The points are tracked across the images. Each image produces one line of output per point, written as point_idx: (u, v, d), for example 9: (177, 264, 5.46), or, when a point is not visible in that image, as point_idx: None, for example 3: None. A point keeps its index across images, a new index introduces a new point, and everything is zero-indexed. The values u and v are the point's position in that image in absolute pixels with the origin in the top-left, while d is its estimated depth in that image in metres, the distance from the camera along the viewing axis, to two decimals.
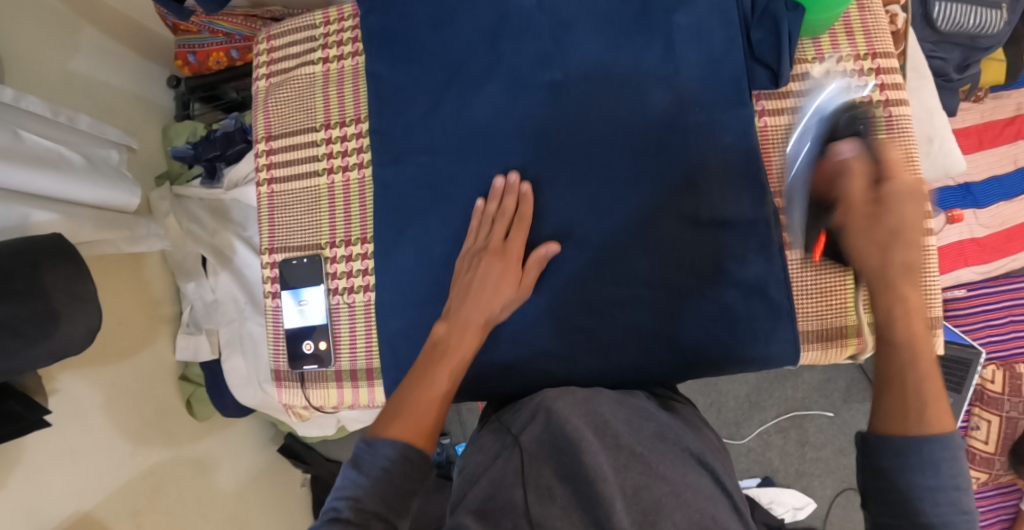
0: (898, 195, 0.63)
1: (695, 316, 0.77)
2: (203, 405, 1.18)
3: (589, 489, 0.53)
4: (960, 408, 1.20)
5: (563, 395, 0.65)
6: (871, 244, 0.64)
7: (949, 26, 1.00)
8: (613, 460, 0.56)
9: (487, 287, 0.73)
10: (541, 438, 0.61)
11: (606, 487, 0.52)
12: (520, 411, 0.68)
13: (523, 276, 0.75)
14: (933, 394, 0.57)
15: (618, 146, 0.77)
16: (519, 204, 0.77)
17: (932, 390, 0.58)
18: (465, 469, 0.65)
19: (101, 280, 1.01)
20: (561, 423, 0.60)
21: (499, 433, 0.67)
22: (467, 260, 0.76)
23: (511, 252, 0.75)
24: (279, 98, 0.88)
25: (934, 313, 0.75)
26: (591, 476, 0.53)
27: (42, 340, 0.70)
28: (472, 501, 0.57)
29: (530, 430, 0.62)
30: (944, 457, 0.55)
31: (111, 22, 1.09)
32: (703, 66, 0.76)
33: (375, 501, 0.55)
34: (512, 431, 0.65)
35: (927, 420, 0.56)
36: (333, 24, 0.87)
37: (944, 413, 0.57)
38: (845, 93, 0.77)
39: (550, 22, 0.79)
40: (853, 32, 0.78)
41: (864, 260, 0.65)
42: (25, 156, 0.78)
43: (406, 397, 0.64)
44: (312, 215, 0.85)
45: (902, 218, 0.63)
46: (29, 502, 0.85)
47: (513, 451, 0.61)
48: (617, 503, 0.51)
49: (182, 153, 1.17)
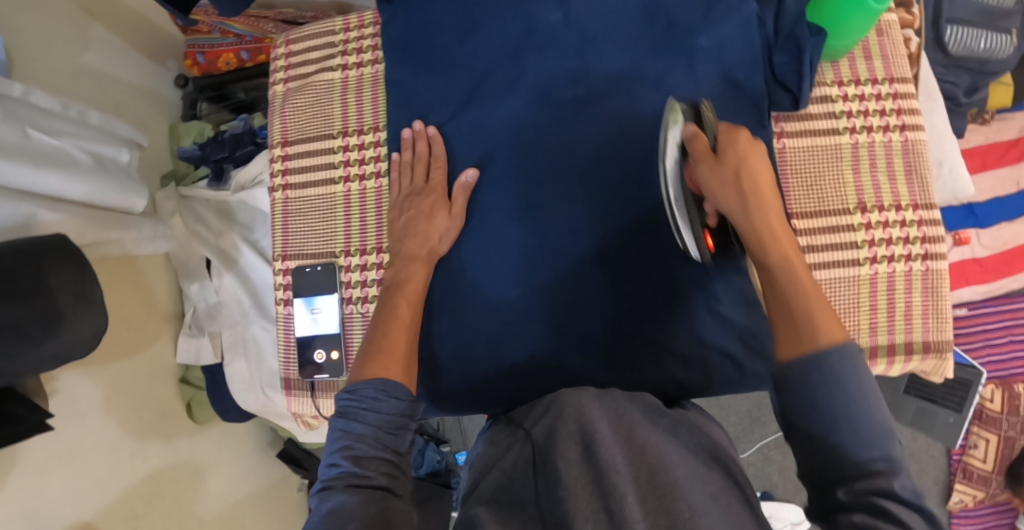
0: (732, 151, 0.63)
1: (711, 334, 0.77)
2: (203, 409, 1.17)
3: (600, 481, 0.52)
4: (960, 427, 1.20)
5: (575, 390, 0.64)
6: (723, 187, 0.63)
7: (960, 49, 1.01)
8: (627, 449, 0.54)
9: (426, 220, 0.77)
10: (550, 428, 0.60)
11: (618, 479, 0.51)
12: (534, 405, 0.68)
13: (452, 205, 0.79)
14: (811, 311, 0.58)
15: (637, 163, 0.77)
16: (430, 147, 0.81)
17: (805, 308, 0.58)
18: (477, 463, 0.66)
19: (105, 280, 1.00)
20: (569, 415, 0.59)
21: (512, 427, 0.67)
22: (399, 205, 0.79)
23: (436, 185, 0.79)
24: (296, 103, 0.87)
25: (945, 338, 0.75)
26: (602, 469, 0.52)
27: (48, 341, 0.68)
28: (485, 491, 0.58)
29: (542, 424, 0.62)
30: (843, 372, 0.53)
31: (120, 19, 1.08)
32: (723, 86, 0.77)
33: (375, 442, 0.59)
34: (524, 424, 0.65)
35: (820, 334, 0.56)
36: (353, 31, 0.87)
37: (834, 323, 0.57)
38: (863, 118, 0.77)
39: (573, 37, 0.79)
40: (872, 57, 0.79)
41: (736, 216, 0.63)
42: (34, 155, 0.76)
43: (379, 338, 0.69)
44: (328, 223, 0.85)
45: (743, 162, 0.63)
46: (25, 505, 0.83)
47: (524, 444, 0.61)
48: (629, 496, 0.49)
49: (189, 154, 1.14)
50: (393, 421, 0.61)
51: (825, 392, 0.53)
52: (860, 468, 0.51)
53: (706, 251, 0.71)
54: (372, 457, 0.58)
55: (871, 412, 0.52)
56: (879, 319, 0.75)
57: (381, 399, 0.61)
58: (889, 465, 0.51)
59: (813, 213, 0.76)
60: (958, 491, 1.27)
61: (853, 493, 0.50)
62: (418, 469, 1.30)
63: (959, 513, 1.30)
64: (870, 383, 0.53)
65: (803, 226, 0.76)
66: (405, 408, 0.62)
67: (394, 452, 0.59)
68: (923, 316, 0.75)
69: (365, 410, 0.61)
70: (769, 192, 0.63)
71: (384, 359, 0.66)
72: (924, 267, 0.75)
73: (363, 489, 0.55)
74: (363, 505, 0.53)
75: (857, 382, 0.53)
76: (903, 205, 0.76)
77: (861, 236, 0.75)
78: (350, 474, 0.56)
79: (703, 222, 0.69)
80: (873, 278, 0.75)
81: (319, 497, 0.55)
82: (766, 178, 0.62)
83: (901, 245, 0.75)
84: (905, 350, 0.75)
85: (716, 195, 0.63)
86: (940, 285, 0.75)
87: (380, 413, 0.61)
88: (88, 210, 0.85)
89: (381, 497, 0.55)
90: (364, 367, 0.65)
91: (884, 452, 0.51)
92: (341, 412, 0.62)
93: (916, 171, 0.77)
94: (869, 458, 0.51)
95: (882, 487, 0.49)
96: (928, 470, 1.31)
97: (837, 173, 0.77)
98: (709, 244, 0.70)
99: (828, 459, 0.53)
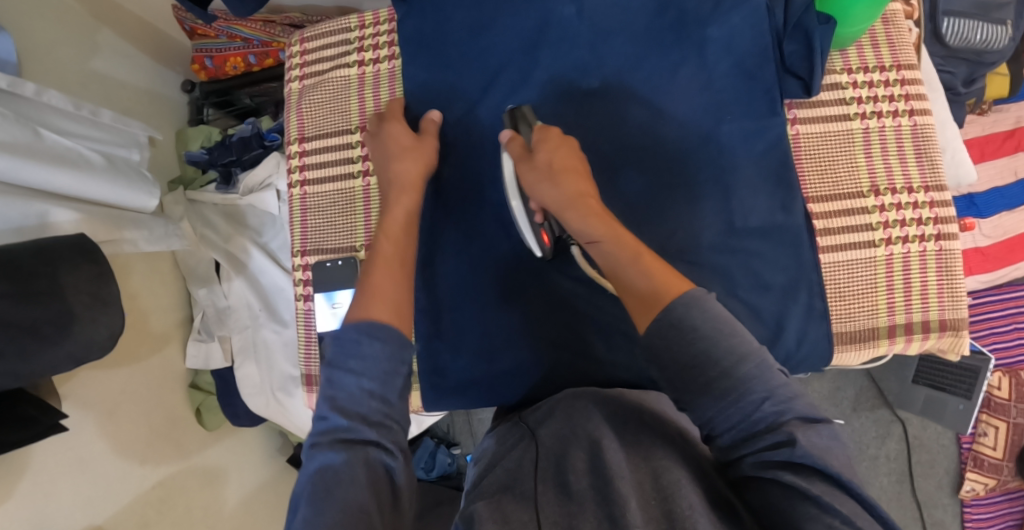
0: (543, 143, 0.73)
1: (740, 318, 0.76)
2: (213, 415, 1.14)
3: (607, 488, 0.50)
4: (970, 414, 1.18)
5: (578, 398, 0.66)
6: (542, 180, 0.71)
7: (958, 41, 1.04)
8: (632, 460, 0.54)
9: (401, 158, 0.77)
10: (557, 429, 0.61)
11: (621, 486, 0.49)
12: (539, 406, 0.70)
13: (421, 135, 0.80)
14: (643, 270, 0.62)
15: (657, 156, 0.78)
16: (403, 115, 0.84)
17: (639, 269, 0.62)
18: (483, 458, 0.66)
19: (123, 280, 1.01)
20: (576, 422, 0.60)
21: (516, 425, 0.69)
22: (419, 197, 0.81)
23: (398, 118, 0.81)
24: (313, 99, 0.88)
25: (960, 315, 0.76)
26: (609, 476, 0.50)
27: (63, 341, 0.66)
28: (486, 488, 0.56)
29: (549, 423, 0.64)
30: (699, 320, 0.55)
31: (128, 23, 1.08)
32: (737, 74, 0.78)
33: (361, 386, 0.58)
34: (529, 424, 0.67)
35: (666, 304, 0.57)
36: (369, 28, 0.87)
37: (682, 288, 0.59)
38: (873, 104, 0.79)
39: (588, 30, 0.80)
40: (878, 45, 0.80)
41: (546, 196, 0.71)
42: (46, 156, 0.74)
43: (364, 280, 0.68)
44: (347, 216, 0.85)
45: (553, 154, 0.72)
46: (35, 511, 0.81)
47: (530, 443, 0.62)
48: (631, 501, 0.47)
49: (197, 158, 1.14)
50: (379, 365, 0.59)
51: (691, 348, 0.54)
52: (760, 426, 0.51)
53: (545, 246, 0.77)
54: (358, 408, 0.57)
55: (744, 352, 0.53)
56: (896, 299, 0.76)
57: (364, 343, 0.59)
58: (777, 411, 0.51)
59: (828, 196, 0.78)
60: (969, 479, 1.27)
61: (763, 465, 0.50)
62: (428, 472, 1.25)
63: (971, 502, 1.30)
64: (728, 327, 0.54)
65: (819, 210, 0.77)
66: (392, 352, 0.60)
67: (383, 400, 0.58)
68: (939, 294, 0.76)
69: (348, 355, 0.59)
70: (572, 166, 0.71)
71: (370, 301, 0.64)
72: (938, 247, 0.76)
73: (349, 447, 0.54)
74: (350, 458, 0.53)
75: (708, 322, 0.55)
76: (914, 188, 0.77)
77: (875, 219, 0.77)
78: (339, 429, 0.56)
79: (538, 223, 0.76)
80: (889, 259, 0.76)
81: (308, 454, 0.55)
82: (577, 166, 0.72)
83: (914, 227, 0.76)
84: (923, 328, 0.75)
85: (535, 190, 0.71)
86: (953, 265, 0.76)
87: (365, 357, 0.59)
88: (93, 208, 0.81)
89: (368, 447, 0.55)
90: (350, 310, 0.64)
91: (770, 395, 0.51)
92: (331, 360, 0.60)
93: (926, 154, 0.78)
94: (757, 405, 0.51)
95: (781, 454, 0.49)
96: (939, 459, 1.31)
97: (850, 156, 0.78)
98: (546, 239, 0.77)
99: (731, 427, 0.52)
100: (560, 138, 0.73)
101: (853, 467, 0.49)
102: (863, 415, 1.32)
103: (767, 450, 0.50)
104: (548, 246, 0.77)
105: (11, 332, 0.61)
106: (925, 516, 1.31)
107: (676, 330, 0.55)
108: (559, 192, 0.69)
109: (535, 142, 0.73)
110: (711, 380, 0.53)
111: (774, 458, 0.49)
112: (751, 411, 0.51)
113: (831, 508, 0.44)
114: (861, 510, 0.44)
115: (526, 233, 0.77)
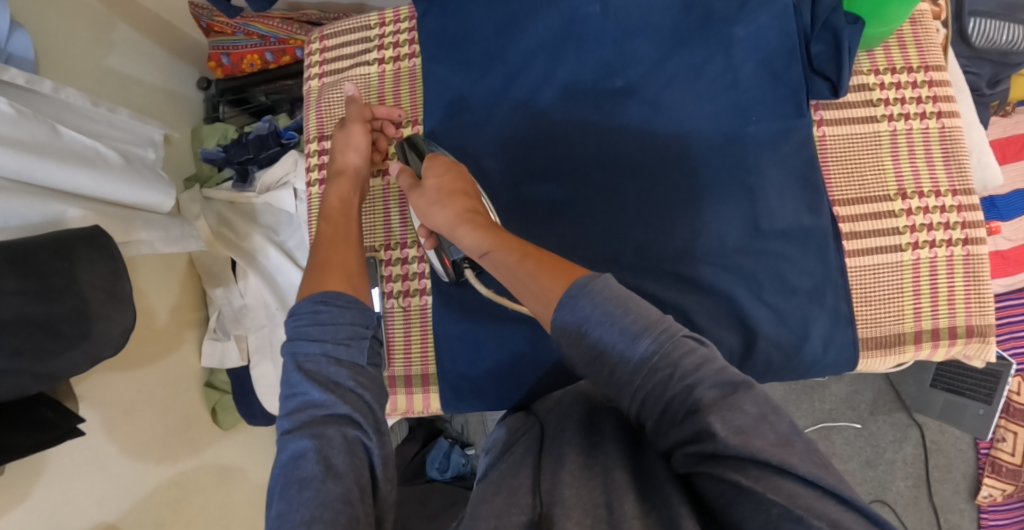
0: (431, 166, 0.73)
1: (764, 322, 0.75)
2: (228, 414, 1.14)
3: (604, 478, 0.49)
4: (992, 418, 1.15)
5: (585, 392, 0.63)
6: (431, 205, 0.70)
7: (983, 42, 1.01)
8: (636, 452, 0.53)
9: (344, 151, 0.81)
10: (560, 420, 0.60)
11: (618, 478, 0.49)
12: (551, 396, 0.69)
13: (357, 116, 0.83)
14: (530, 275, 0.58)
15: (680, 156, 0.78)
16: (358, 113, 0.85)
17: (528, 272, 0.58)
18: (491, 447, 0.65)
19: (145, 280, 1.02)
20: (583, 417, 0.58)
21: (524, 416, 0.69)
22: None
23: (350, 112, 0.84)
24: (333, 97, 0.90)
25: (988, 322, 0.75)
26: (608, 468, 0.50)
27: (80, 340, 0.66)
28: (492, 476, 0.57)
29: (557, 413, 0.63)
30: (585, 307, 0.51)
31: (145, 21, 1.08)
32: (763, 73, 0.77)
33: (329, 356, 0.59)
34: (540, 414, 0.66)
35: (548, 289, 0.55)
36: (389, 25, 0.89)
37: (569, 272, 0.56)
38: (900, 106, 0.78)
39: (613, 29, 0.79)
40: (906, 45, 0.79)
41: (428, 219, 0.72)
42: (64, 154, 0.73)
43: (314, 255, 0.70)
44: (366, 216, 0.88)
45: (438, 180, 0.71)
46: (52, 509, 0.81)
47: (538, 434, 0.61)
48: (630, 494, 0.47)
49: (213, 155, 1.14)
50: (342, 330, 0.60)
51: (587, 343, 0.51)
52: (678, 412, 0.47)
53: (447, 268, 0.78)
54: (326, 374, 0.58)
55: (639, 327, 0.49)
56: (923, 304, 0.75)
57: (324, 309, 0.61)
58: (688, 386, 0.47)
59: (854, 199, 0.77)
60: (986, 485, 1.26)
61: (688, 458, 0.45)
62: (442, 472, 1.23)
63: (987, 508, 1.28)
64: (621, 307, 0.50)
65: (844, 213, 0.76)
66: (352, 314, 0.61)
67: (350, 364, 0.59)
68: (966, 299, 0.75)
69: (310, 325, 0.60)
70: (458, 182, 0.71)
71: (320, 275, 0.66)
72: (965, 252, 0.75)
73: (323, 422, 0.55)
74: (324, 441, 0.54)
75: (598, 309, 0.51)
76: (942, 191, 0.76)
77: (902, 222, 0.76)
78: (311, 405, 0.56)
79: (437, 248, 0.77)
80: (916, 263, 0.75)
81: (286, 436, 0.55)
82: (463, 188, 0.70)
83: (942, 231, 0.75)
84: (949, 334, 0.74)
85: (427, 214, 0.71)
86: (982, 270, 0.75)
87: (329, 329, 0.60)
88: (111, 208, 0.81)
89: (344, 425, 0.55)
90: (305, 285, 0.65)
91: (672, 372, 0.47)
92: (292, 334, 0.61)
93: (954, 157, 0.77)
94: (666, 384, 0.48)
95: (702, 449, 0.44)
96: (956, 464, 1.30)
97: (876, 158, 0.77)
98: (446, 261, 0.78)
99: (653, 421, 0.49)
100: (446, 165, 0.72)
101: (786, 440, 0.43)
102: (881, 418, 1.31)
103: (691, 443, 0.45)
104: (450, 270, 0.78)
105: (26, 329, 0.61)
106: (941, 522, 1.29)
107: (574, 330, 0.52)
108: (443, 217, 0.68)
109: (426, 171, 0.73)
110: (614, 369, 0.50)
111: (697, 452, 0.45)
112: (663, 393, 0.48)
113: (767, 501, 0.39)
114: (801, 493, 0.39)
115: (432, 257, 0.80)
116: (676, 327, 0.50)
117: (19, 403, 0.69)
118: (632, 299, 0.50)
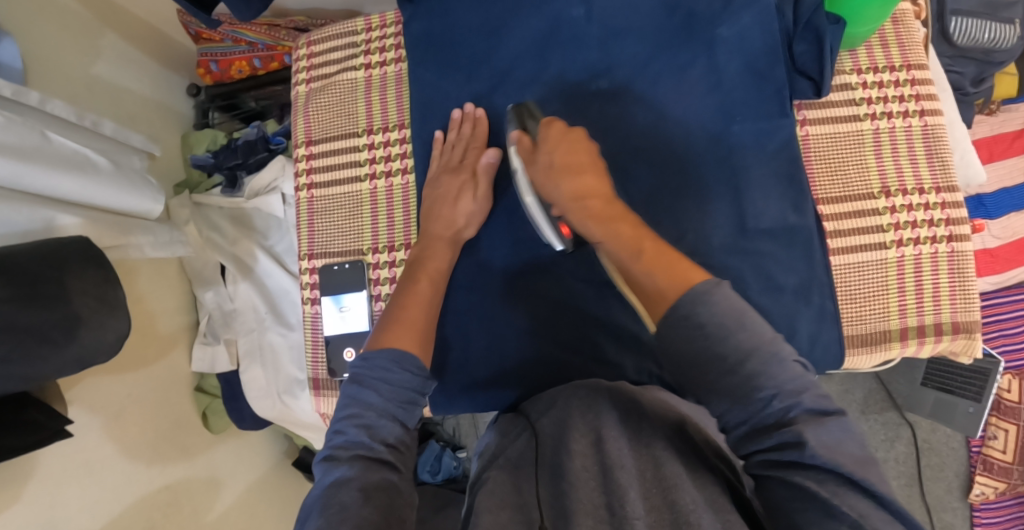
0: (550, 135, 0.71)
1: None
2: (219, 418, 1.14)
3: (604, 478, 0.50)
4: (980, 417, 1.16)
5: (575, 390, 0.63)
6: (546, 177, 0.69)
7: (966, 41, 1.02)
8: (631, 447, 0.53)
9: (452, 203, 0.80)
10: (556, 423, 0.60)
11: (623, 475, 0.50)
12: (540, 398, 0.68)
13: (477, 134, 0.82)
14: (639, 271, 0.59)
15: (667, 155, 0.78)
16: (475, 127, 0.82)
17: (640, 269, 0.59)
18: (484, 452, 0.65)
19: (150, 290, 1.05)
20: (569, 421, 0.57)
21: (518, 418, 0.68)
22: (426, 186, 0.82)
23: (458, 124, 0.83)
24: (320, 102, 0.90)
25: (973, 318, 0.75)
26: (609, 465, 0.51)
27: (70, 344, 0.65)
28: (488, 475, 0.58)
29: (550, 416, 0.62)
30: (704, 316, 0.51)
31: (134, 28, 1.09)
32: (746, 73, 0.78)
33: (385, 414, 0.60)
34: (530, 416, 0.66)
35: (659, 286, 0.56)
36: (375, 31, 0.89)
37: (686, 271, 0.56)
38: (882, 104, 0.78)
39: (598, 31, 0.80)
40: (888, 44, 0.80)
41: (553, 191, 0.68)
42: (54, 159, 0.73)
43: (396, 312, 0.70)
44: (353, 221, 0.87)
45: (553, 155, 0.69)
46: (42, 514, 0.80)
47: (530, 438, 0.61)
48: (631, 491, 0.48)
49: (202, 162, 1.12)
50: (404, 393, 0.62)
51: (693, 348, 0.51)
52: (767, 421, 0.48)
53: (564, 239, 0.74)
54: (378, 423, 0.59)
55: (750, 347, 0.49)
56: (908, 301, 0.75)
57: (394, 370, 0.62)
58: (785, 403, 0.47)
59: (837, 198, 0.77)
60: (979, 483, 1.25)
61: (766, 465, 0.47)
62: (433, 475, 1.23)
63: (980, 506, 1.28)
64: (739, 322, 0.50)
65: (828, 212, 0.77)
66: (415, 381, 0.63)
67: (402, 425, 0.60)
68: (951, 296, 0.75)
69: (379, 380, 0.61)
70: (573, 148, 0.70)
71: (399, 330, 0.67)
72: (950, 249, 0.76)
73: (369, 462, 0.56)
74: (368, 472, 0.54)
75: (716, 318, 0.51)
76: (926, 189, 0.77)
77: (886, 220, 0.76)
78: (356, 446, 0.57)
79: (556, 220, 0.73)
80: (900, 261, 0.76)
81: (324, 467, 0.56)
82: (584, 160, 0.69)
83: (926, 228, 0.76)
84: (935, 330, 0.75)
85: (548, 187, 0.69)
86: (966, 266, 0.76)
87: (389, 384, 0.61)
88: (100, 214, 0.81)
89: (387, 471, 0.56)
90: (382, 335, 0.66)
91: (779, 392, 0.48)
92: (353, 377, 0.62)
93: (937, 155, 0.78)
94: (767, 402, 0.48)
95: (790, 458, 0.46)
96: (949, 462, 1.30)
97: (859, 156, 0.78)
98: (565, 232, 0.73)
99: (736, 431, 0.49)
100: (562, 132, 0.71)
101: (866, 461, 0.46)
102: (872, 418, 1.31)
103: (773, 451, 0.47)
104: (569, 238, 0.74)
105: None
106: (934, 520, 1.29)
107: (682, 330, 0.51)
108: (561, 191, 0.67)
109: (541, 138, 0.71)
110: (714, 380, 0.50)
111: (782, 460, 0.46)
112: (759, 410, 0.48)
113: (842, 514, 0.42)
114: (869, 512, 0.42)
115: (545, 227, 0.74)
116: (788, 350, 0.50)
117: (5, 406, 0.69)
118: (751, 318, 0.51)
